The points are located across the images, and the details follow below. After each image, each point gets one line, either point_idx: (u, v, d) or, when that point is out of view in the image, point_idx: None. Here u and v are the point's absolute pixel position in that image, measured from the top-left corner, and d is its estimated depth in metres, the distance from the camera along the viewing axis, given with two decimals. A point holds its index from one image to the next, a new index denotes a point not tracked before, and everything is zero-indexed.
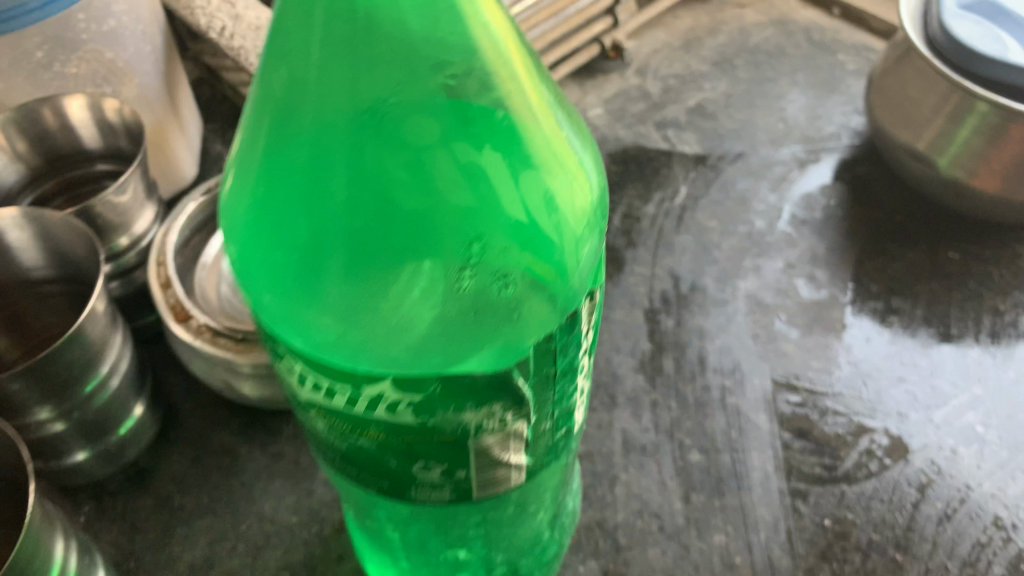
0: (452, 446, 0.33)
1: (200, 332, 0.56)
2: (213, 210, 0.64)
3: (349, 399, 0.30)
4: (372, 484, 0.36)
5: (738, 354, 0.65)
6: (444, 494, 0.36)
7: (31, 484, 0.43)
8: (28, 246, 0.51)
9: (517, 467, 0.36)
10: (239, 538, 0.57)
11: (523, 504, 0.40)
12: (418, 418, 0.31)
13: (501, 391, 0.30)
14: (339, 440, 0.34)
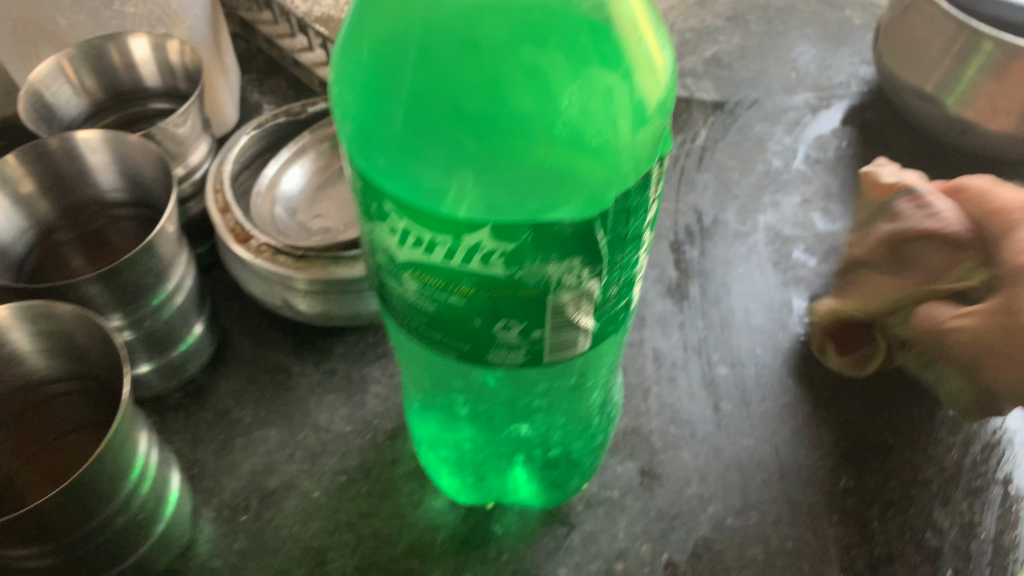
0: (533, 303, 0.36)
1: (260, 251, 0.59)
2: (261, 145, 0.67)
3: (447, 251, 0.34)
4: (454, 347, 0.39)
5: (760, 280, 0.69)
6: (519, 356, 0.39)
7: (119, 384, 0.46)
8: (105, 166, 0.54)
9: (585, 333, 0.39)
10: (297, 445, 0.60)
11: (583, 378, 0.44)
12: (508, 269, 0.34)
13: (583, 245, 0.34)
14: (429, 300, 0.37)
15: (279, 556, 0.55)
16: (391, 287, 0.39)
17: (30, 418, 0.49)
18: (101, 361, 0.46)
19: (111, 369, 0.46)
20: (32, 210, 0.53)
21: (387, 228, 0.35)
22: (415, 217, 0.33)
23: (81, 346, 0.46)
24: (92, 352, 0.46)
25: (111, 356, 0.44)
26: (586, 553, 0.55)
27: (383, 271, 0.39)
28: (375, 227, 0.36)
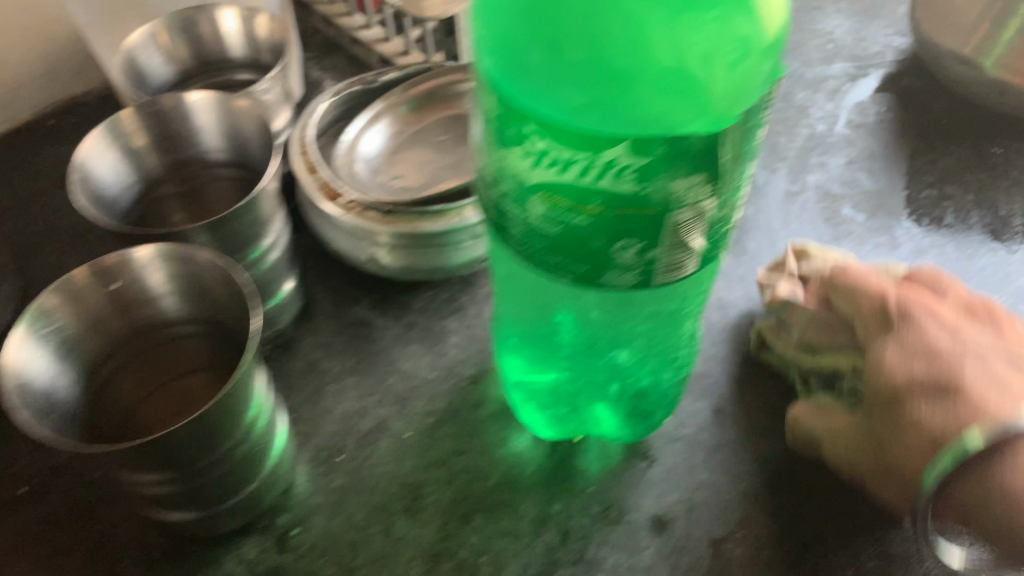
0: (655, 222, 0.38)
1: (350, 207, 0.63)
2: (337, 114, 0.71)
3: (582, 168, 0.37)
4: (571, 270, 0.41)
5: (813, 235, 0.72)
6: (633, 277, 0.41)
7: (240, 326, 0.48)
8: (210, 125, 0.56)
9: (694, 255, 0.41)
10: (385, 391, 0.64)
11: (671, 300, 0.50)
12: (638, 185, 0.37)
13: (709, 162, 0.36)
14: (553, 222, 0.39)
15: (377, 492, 0.59)
16: (512, 215, 0.42)
17: (155, 355, 0.53)
18: (228, 308, 0.49)
19: (236, 317, 0.49)
20: (139, 163, 0.56)
21: (522, 151, 0.38)
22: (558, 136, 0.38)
23: (210, 290, 0.49)
24: (220, 298, 0.49)
25: (239, 303, 0.47)
26: (666, 483, 0.59)
27: (507, 199, 0.41)
28: (507, 153, 0.39)
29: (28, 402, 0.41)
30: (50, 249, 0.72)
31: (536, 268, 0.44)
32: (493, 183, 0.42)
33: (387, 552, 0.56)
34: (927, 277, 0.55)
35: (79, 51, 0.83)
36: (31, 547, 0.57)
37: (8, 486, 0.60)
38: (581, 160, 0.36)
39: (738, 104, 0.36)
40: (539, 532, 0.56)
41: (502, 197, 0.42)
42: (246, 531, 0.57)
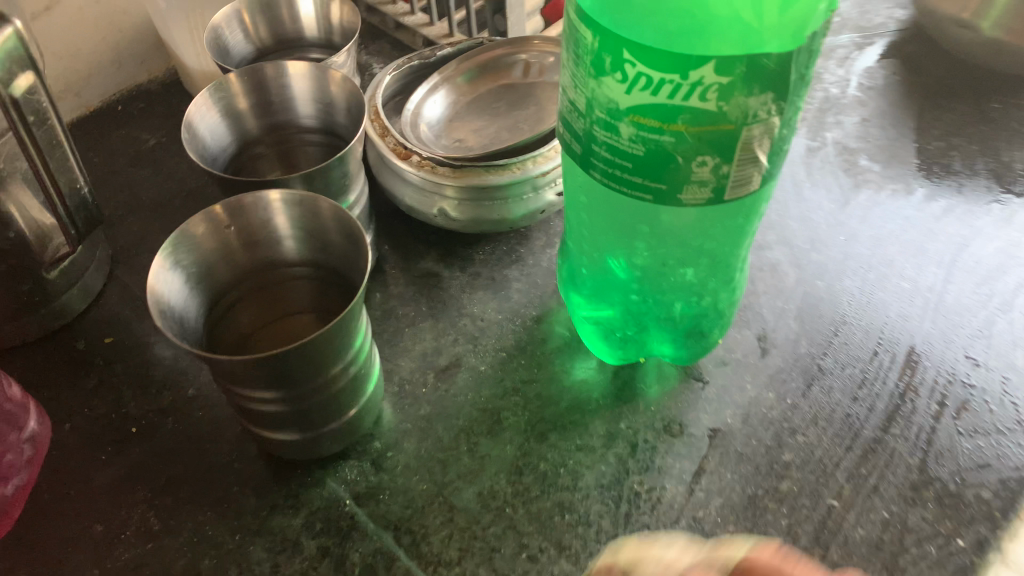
0: (730, 137, 0.45)
1: (421, 166, 0.69)
2: (398, 85, 0.78)
3: (672, 89, 0.43)
4: (654, 187, 0.47)
5: (835, 184, 0.79)
6: (707, 193, 0.47)
7: (357, 272, 0.54)
8: (303, 93, 0.63)
9: (759, 170, 0.48)
10: (458, 332, 0.70)
11: (724, 248, 0.56)
12: (719, 103, 0.43)
13: (780, 82, 0.43)
14: (642, 142, 0.46)
15: (460, 418, 0.65)
16: (600, 140, 0.48)
17: (268, 293, 0.59)
18: (341, 254, 0.55)
19: (348, 260, 0.55)
20: (239, 125, 0.63)
21: (618, 78, 0.44)
22: (653, 59, 0.42)
23: (325, 238, 0.54)
24: (336, 247, 0.55)
25: (353, 248, 0.53)
26: (720, 400, 0.65)
27: (597, 126, 0.47)
28: (601, 82, 0.45)
29: (162, 314, 0.48)
30: (134, 220, 0.79)
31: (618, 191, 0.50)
32: (582, 113, 0.48)
33: (474, 467, 0.62)
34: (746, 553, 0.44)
35: (144, 42, 0.89)
36: (148, 477, 0.62)
37: (120, 425, 0.65)
38: (672, 81, 0.43)
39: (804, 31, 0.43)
40: (610, 446, 0.63)
41: (590, 125, 0.48)
42: (342, 457, 0.63)
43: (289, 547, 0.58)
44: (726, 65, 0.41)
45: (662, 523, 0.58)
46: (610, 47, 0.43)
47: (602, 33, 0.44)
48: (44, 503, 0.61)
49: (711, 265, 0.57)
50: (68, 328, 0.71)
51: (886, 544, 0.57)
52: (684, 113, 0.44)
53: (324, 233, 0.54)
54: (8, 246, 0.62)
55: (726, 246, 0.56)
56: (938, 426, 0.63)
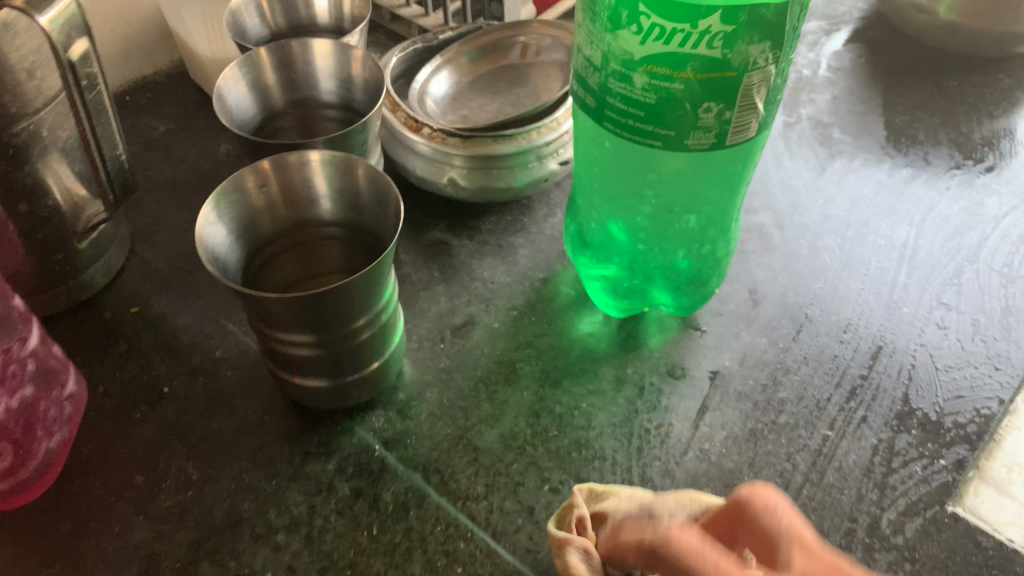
0: (733, 83, 0.50)
1: (432, 138, 0.74)
2: (405, 66, 0.82)
3: (682, 38, 0.48)
4: (663, 134, 0.52)
5: (812, 154, 0.85)
6: (711, 138, 0.52)
7: (387, 229, 0.58)
8: (324, 69, 0.67)
9: (756, 119, 0.53)
10: (470, 294, 0.74)
11: (717, 206, 0.63)
12: (723, 51, 0.48)
13: (777, 31, 0.48)
14: (654, 90, 0.51)
15: (478, 369, 0.69)
16: (614, 92, 0.53)
17: (302, 252, 0.63)
18: (373, 215, 0.59)
19: (378, 220, 0.59)
20: (265, 98, 0.67)
21: (634, 30, 0.50)
22: (666, 11, 0.48)
23: (358, 199, 0.58)
24: (367, 205, 0.59)
25: (384, 209, 0.57)
26: (718, 346, 0.70)
27: (612, 78, 0.53)
28: (618, 35, 0.51)
29: (206, 255, 0.52)
30: (151, 201, 0.82)
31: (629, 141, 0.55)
32: (598, 68, 0.54)
33: (494, 413, 0.66)
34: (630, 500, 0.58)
35: (151, 35, 0.93)
36: (183, 432, 0.65)
37: (152, 386, 0.68)
38: (682, 31, 0.48)
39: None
40: (619, 390, 0.67)
41: (606, 77, 0.53)
42: (368, 408, 0.67)
43: (324, 490, 0.62)
44: (730, 14, 0.47)
45: (672, 455, 0.63)
46: (627, 2, 0.49)
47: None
48: (85, 458, 0.64)
49: (704, 222, 0.64)
50: (93, 301, 0.74)
51: (874, 463, 0.63)
52: (692, 61, 0.49)
53: (356, 193, 0.58)
54: (44, 214, 0.65)
55: (718, 206, 0.63)
56: (917, 363, 0.69)
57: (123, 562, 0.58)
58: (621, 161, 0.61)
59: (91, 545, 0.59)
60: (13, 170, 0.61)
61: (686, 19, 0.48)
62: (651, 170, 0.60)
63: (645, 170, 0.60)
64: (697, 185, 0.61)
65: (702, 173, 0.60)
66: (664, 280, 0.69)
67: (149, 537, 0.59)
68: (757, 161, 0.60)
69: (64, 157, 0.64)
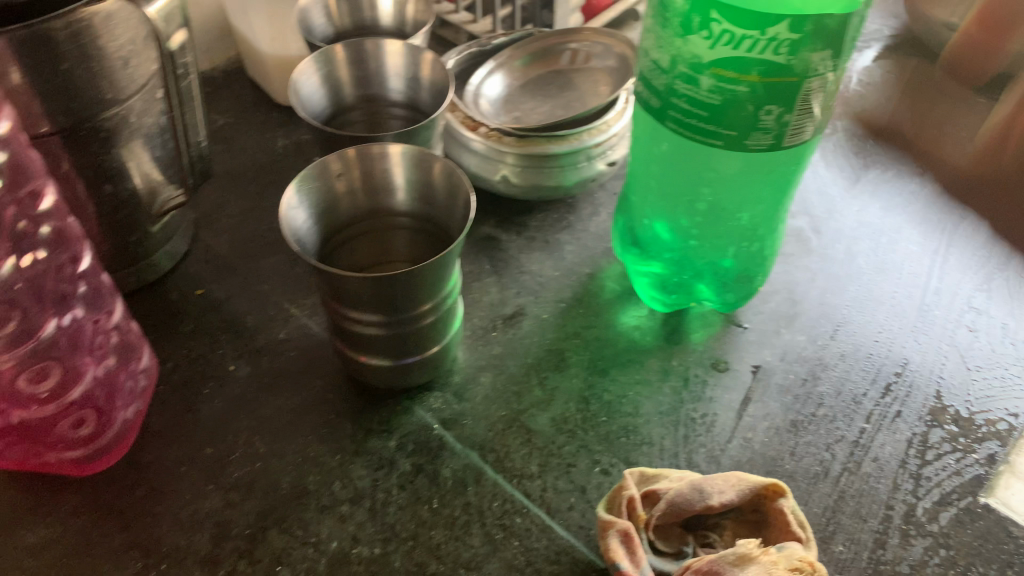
0: (794, 88, 0.53)
1: (488, 136, 0.78)
2: (461, 67, 0.86)
3: (750, 44, 0.52)
4: (725, 133, 0.56)
5: (845, 163, 0.89)
6: (770, 139, 0.56)
7: (457, 220, 0.61)
8: (393, 68, 0.70)
9: (812, 123, 0.56)
10: (520, 286, 0.78)
11: (768, 209, 0.67)
12: (788, 56, 0.52)
13: (838, 40, 0.52)
14: (719, 92, 0.54)
15: (529, 356, 0.72)
16: (680, 93, 0.57)
17: (373, 239, 0.66)
18: (443, 207, 0.62)
19: (449, 213, 0.62)
20: (336, 93, 0.71)
21: (704, 35, 0.54)
22: (736, 18, 0.52)
23: (431, 192, 0.62)
24: (438, 197, 0.62)
25: (456, 201, 0.60)
26: (758, 341, 0.73)
27: (679, 80, 0.56)
28: (688, 40, 0.55)
29: (290, 234, 0.55)
30: (212, 190, 0.85)
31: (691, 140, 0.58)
32: (665, 71, 0.57)
33: (546, 398, 0.69)
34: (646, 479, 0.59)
35: (211, 33, 0.96)
36: (250, 407, 0.68)
37: (218, 363, 0.71)
38: (751, 37, 0.52)
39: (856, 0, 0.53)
40: (665, 380, 0.71)
41: (673, 79, 0.57)
42: (425, 390, 0.70)
43: (386, 465, 0.65)
44: (797, 23, 0.50)
45: (716, 442, 0.66)
46: (700, 9, 0.53)
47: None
48: (157, 429, 0.67)
49: (755, 224, 0.68)
50: (159, 282, 0.78)
51: (908, 456, 0.66)
52: (757, 65, 0.53)
53: (429, 187, 0.62)
54: (124, 195, 0.68)
55: (771, 209, 0.67)
56: (949, 362, 0.72)
57: (195, 527, 0.61)
58: (679, 160, 0.66)
59: (164, 510, 0.62)
60: (101, 152, 0.64)
61: (754, 27, 0.51)
62: (707, 169, 0.65)
63: (702, 167, 0.65)
64: (748, 186, 0.65)
65: (753, 174, 0.64)
66: (711, 280, 0.73)
67: (219, 505, 0.62)
68: (806, 164, 0.64)
69: (146, 142, 0.67)
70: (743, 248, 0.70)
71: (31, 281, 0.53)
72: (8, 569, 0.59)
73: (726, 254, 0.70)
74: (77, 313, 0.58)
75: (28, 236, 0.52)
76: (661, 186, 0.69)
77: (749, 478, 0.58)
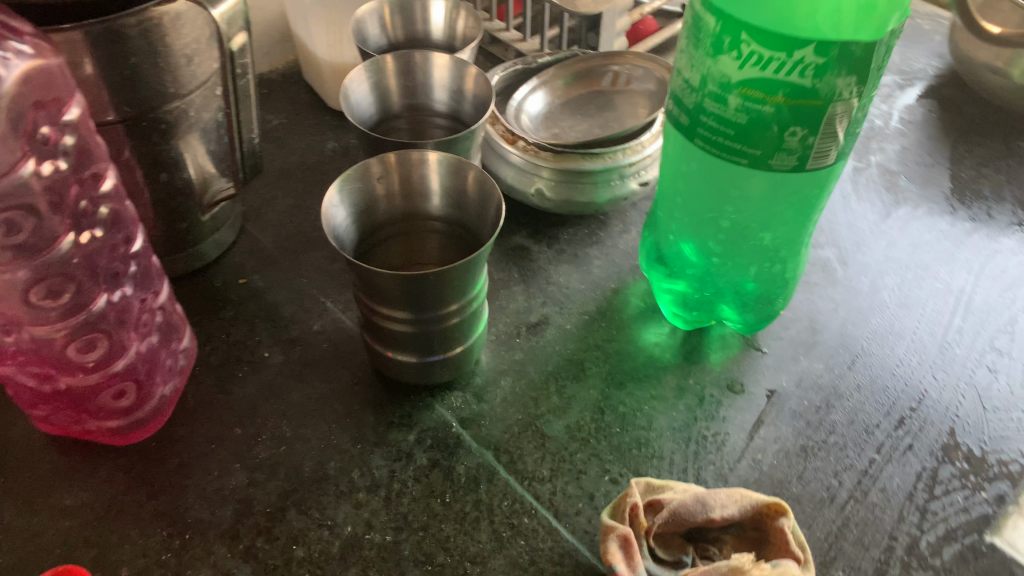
0: (818, 111, 0.55)
1: (525, 150, 0.81)
2: (505, 82, 0.89)
3: (778, 66, 0.54)
4: (750, 152, 0.58)
5: (877, 199, 0.90)
6: (793, 160, 0.57)
7: (488, 228, 0.64)
8: (439, 81, 0.74)
9: (836, 146, 0.58)
10: (546, 296, 0.80)
11: (793, 231, 0.69)
12: (814, 80, 0.54)
13: (864, 67, 0.53)
14: (746, 111, 0.57)
15: (549, 364, 0.74)
16: (709, 110, 0.59)
17: (408, 241, 0.69)
18: (475, 214, 0.65)
19: (480, 220, 0.65)
20: (384, 100, 0.74)
21: (734, 55, 0.56)
22: (766, 41, 0.54)
23: (464, 199, 0.65)
24: (471, 205, 0.65)
25: (487, 209, 0.63)
26: (776, 367, 0.75)
27: (708, 98, 0.59)
28: (719, 59, 0.57)
29: (329, 231, 0.59)
30: (261, 185, 0.89)
31: (719, 157, 0.61)
32: (696, 88, 0.60)
33: (562, 405, 0.71)
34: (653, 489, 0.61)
35: (271, 36, 1.01)
36: (280, 393, 0.72)
37: (254, 349, 0.75)
38: (778, 59, 0.54)
39: (886, 26, 0.54)
40: (681, 397, 0.72)
41: (702, 97, 0.59)
42: (448, 389, 0.73)
43: (404, 457, 0.67)
44: (824, 48, 0.52)
45: (726, 461, 0.68)
46: (731, 30, 0.55)
47: (726, 18, 0.56)
48: (191, 407, 0.70)
49: (779, 244, 0.70)
50: (205, 269, 0.82)
51: (918, 490, 0.66)
52: (783, 87, 0.55)
53: (464, 196, 0.65)
54: (179, 185, 0.73)
55: (795, 231, 0.69)
56: (965, 401, 0.73)
57: (220, 502, 0.64)
58: (706, 177, 0.68)
59: (193, 484, 0.66)
60: (160, 142, 0.68)
61: (782, 49, 0.53)
62: (734, 188, 0.67)
63: (727, 185, 0.67)
64: (772, 206, 0.67)
65: (777, 198, 0.66)
66: (735, 299, 0.75)
67: (243, 483, 0.66)
68: (832, 188, 0.66)
69: (202, 136, 0.72)
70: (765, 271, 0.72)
71: (88, 258, 0.57)
72: (44, 526, 0.62)
73: (748, 273, 0.72)
74: (125, 290, 0.61)
75: (88, 215, 0.56)
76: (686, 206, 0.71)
77: (753, 495, 0.60)
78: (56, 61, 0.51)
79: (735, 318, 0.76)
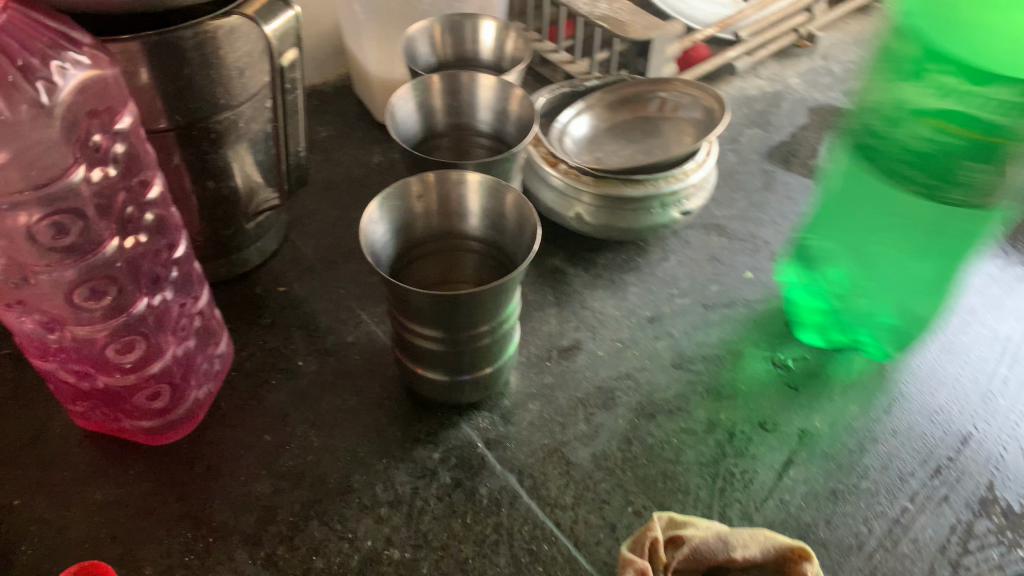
0: (1001, 150, 0.54)
1: (566, 173, 0.81)
2: (552, 104, 0.89)
3: (981, 100, 0.54)
4: (925, 180, 0.58)
5: None
6: (967, 196, 0.57)
7: (525, 250, 0.64)
8: (485, 101, 0.74)
9: (1009, 186, 0.57)
10: (580, 320, 0.80)
11: (961, 273, 0.67)
12: (1008, 118, 0.53)
13: None
14: (932, 141, 0.57)
15: (579, 391, 0.74)
16: (897, 137, 0.59)
17: (445, 259, 0.69)
18: (512, 235, 0.65)
19: (516, 245, 0.65)
20: (429, 119, 0.75)
21: (938, 83, 0.56)
22: (974, 73, 0.53)
23: (502, 220, 0.65)
24: (509, 226, 0.65)
25: (524, 231, 0.63)
26: (811, 407, 0.73)
27: (894, 123, 0.59)
28: (915, 84, 0.57)
29: (366, 247, 0.60)
30: (305, 195, 0.91)
31: (893, 181, 0.61)
32: (880, 111, 0.60)
33: (590, 433, 0.71)
34: (675, 524, 0.60)
35: (325, 49, 1.03)
36: (311, 402, 0.73)
37: (288, 357, 0.76)
38: (975, 91, 0.54)
39: None
40: (710, 431, 0.71)
41: (891, 123, 0.59)
42: (475, 409, 0.73)
43: (427, 475, 0.68)
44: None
45: (752, 500, 0.67)
46: (936, 56, 0.55)
47: (932, 43, 0.55)
48: (223, 411, 0.72)
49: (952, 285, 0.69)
50: (246, 275, 0.83)
51: (953, 543, 0.64)
52: (974, 122, 0.54)
53: (503, 217, 0.65)
54: (226, 193, 0.74)
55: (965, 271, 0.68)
56: (1006, 454, 0.70)
57: (245, 508, 0.65)
58: (868, 207, 0.67)
59: (220, 489, 0.67)
60: (209, 151, 0.70)
61: (983, 81, 0.53)
62: (893, 221, 0.66)
63: (886, 215, 0.66)
64: (928, 242, 0.66)
65: (918, 234, 0.66)
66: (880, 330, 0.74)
67: (269, 491, 0.67)
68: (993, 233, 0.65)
69: (250, 146, 0.73)
70: (903, 308, 0.72)
71: (131, 261, 0.58)
72: (75, 519, 0.64)
73: (889, 308, 0.72)
74: (166, 295, 0.62)
75: (133, 221, 0.57)
76: (830, 227, 0.72)
77: (777, 538, 0.58)
78: (112, 72, 0.53)
79: (874, 348, 0.76)
